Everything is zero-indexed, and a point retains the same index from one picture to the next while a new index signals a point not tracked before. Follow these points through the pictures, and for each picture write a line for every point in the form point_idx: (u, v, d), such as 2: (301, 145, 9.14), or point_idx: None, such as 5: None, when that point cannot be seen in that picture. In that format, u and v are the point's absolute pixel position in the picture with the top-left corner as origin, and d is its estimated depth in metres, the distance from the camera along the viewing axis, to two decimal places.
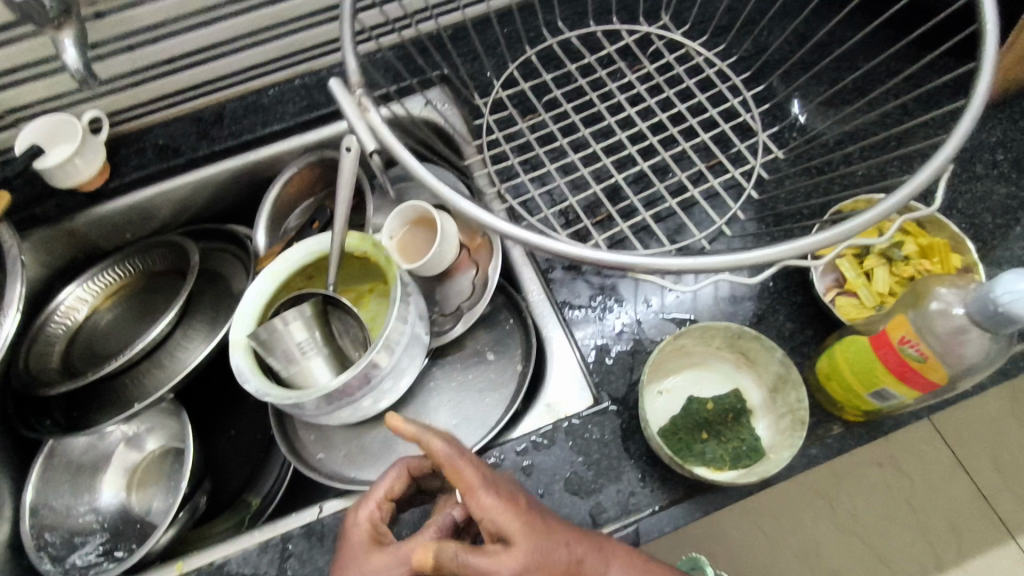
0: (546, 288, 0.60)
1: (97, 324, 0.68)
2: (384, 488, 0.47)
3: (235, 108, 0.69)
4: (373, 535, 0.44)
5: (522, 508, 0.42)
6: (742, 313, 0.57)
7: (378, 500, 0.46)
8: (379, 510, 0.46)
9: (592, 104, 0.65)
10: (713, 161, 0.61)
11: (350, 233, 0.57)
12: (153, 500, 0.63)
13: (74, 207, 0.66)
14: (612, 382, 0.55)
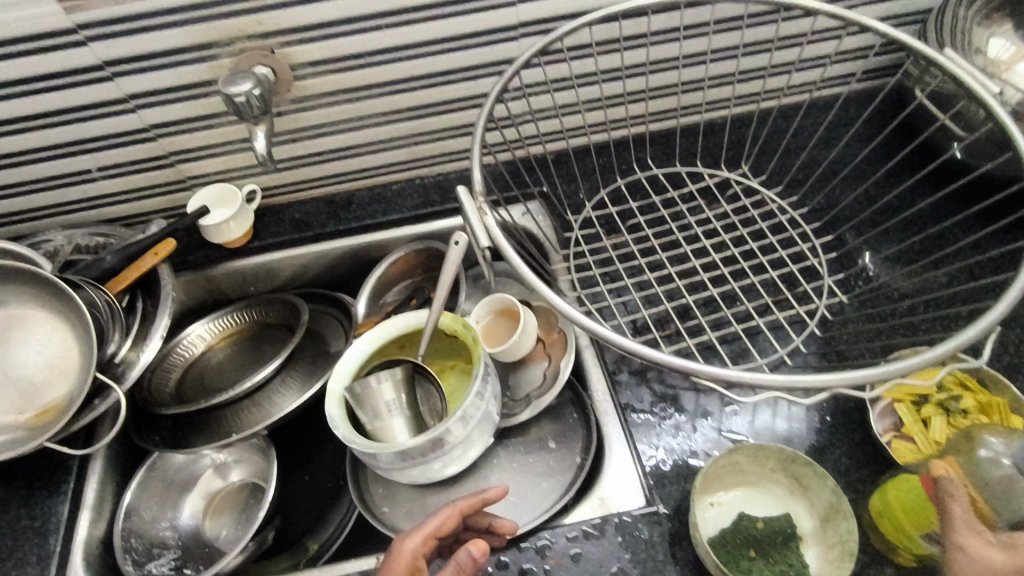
0: (611, 389, 0.64)
1: (211, 360, 0.78)
2: (433, 526, 0.52)
3: (362, 196, 0.81)
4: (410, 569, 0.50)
5: None
6: (797, 441, 0.59)
7: (424, 536, 0.52)
8: (423, 544, 0.51)
9: (671, 232, 0.72)
10: (780, 296, 0.66)
11: (445, 313, 0.65)
12: (222, 529, 0.69)
13: (217, 259, 0.78)
14: (665, 487, 0.58)
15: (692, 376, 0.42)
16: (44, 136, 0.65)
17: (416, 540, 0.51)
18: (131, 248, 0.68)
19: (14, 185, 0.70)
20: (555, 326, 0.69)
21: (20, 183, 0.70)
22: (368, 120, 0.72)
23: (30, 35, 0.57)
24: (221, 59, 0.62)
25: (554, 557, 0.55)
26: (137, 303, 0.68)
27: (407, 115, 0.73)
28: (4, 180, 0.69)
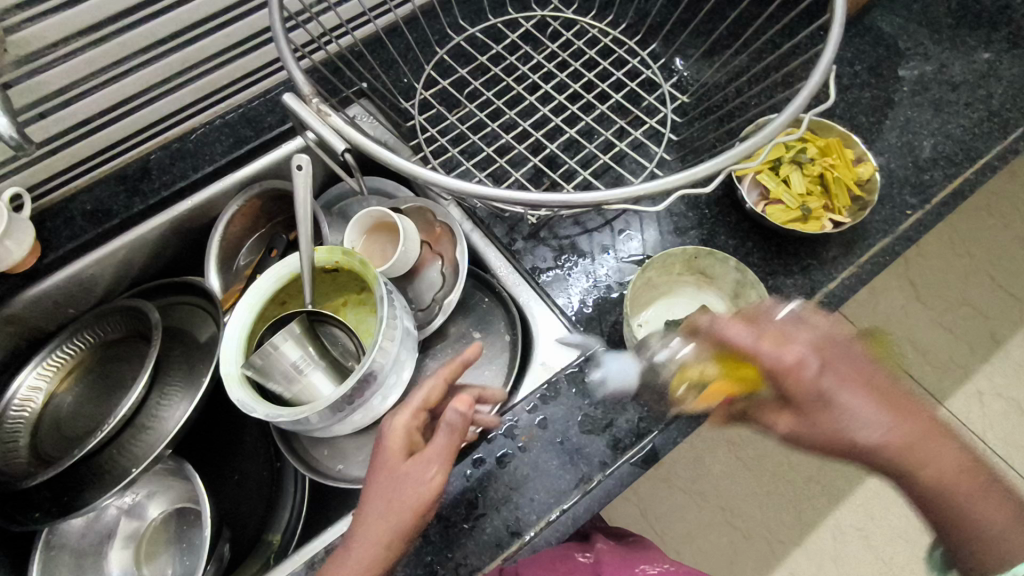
0: (512, 260, 0.63)
1: (61, 407, 0.65)
2: (419, 399, 0.50)
3: (160, 158, 0.69)
4: (406, 445, 0.49)
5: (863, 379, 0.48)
6: (687, 241, 0.63)
7: (413, 409, 0.50)
8: (414, 419, 0.50)
9: (511, 88, 0.69)
10: (631, 116, 0.67)
11: (318, 248, 0.58)
12: (167, 568, 0.62)
13: (9, 291, 0.62)
14: (595, 327, 0.60)
15: (599, 203, 0.42)
16: None
17: (406, 417, 0.49)
18: None
19: None
20: (434, 220, 0.65)
21: None
22: (128, 62, 0.59)
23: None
24: None
25: (524, 432, 0.55)
26: None
27: (174, 44, 0.61)
28: None
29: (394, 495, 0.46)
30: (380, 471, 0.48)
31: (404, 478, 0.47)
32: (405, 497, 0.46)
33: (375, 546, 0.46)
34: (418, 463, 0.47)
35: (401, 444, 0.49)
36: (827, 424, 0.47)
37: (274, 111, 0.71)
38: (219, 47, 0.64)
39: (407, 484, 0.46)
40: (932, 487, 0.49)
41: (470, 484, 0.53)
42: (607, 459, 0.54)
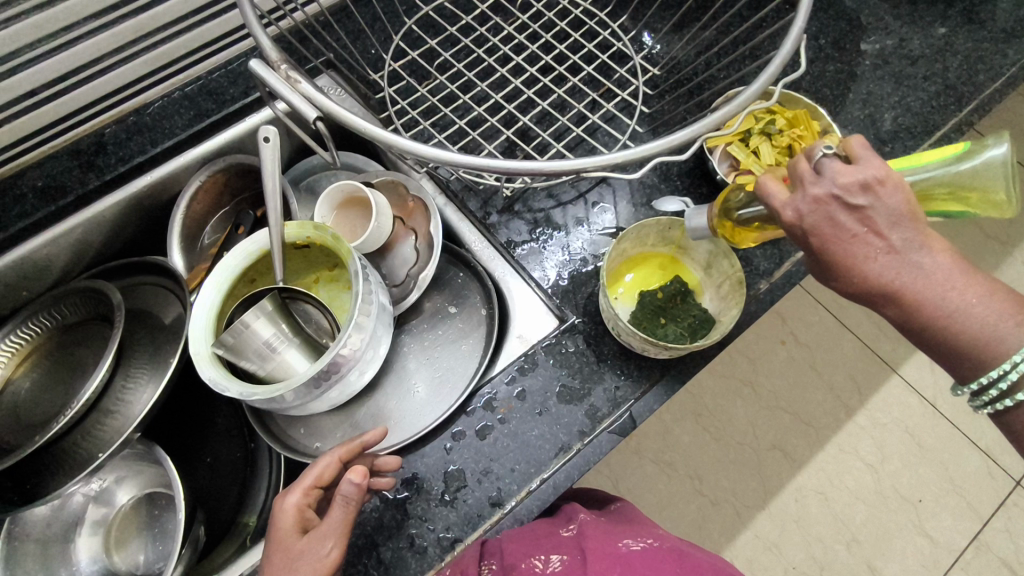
0: (487, 234, 0.63)
1: (18, 392, 0.62)
2: (312, 477, 0.48)
3: (116, 132, 0.66)
4: (299, 523, 0.47)
5: (894, 226, 0.42)
6: (660, 213, 0.63)
7: (305, 487, 0.48)
8: (306, 497, 0.48)
9: (482, 60, 0.68)
10: (603, 88, 0.67)
11: (287, 224, 0.56)
12: (139, 554, 0.60)
13: None
14: (571, 300, 0.60)
15: (578, 171, 0.42)
16: None
17: (295, 495, 0.47)
18: None
19: None
20: (407, 195, 0.64)
21: None
22: (77, 29, 0.56)
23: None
24: None
25: (503, 404, 0.55)
26: None
27: (127, 10, 0.58)
28: None
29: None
30: (270, 559, 0.45)
31: (298, 554, 0.45)
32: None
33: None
34: (310, 542, 0.45)
35: (292, 523, 0.46)
36: (818, 234, 0.43)
37: (237, 82, 0.69)
38: (175, 14, 0.62)
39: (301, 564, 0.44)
40: (922, 290, 0.41)
41: (449, 457, 0.54)
42: (585, 428, 0.54)
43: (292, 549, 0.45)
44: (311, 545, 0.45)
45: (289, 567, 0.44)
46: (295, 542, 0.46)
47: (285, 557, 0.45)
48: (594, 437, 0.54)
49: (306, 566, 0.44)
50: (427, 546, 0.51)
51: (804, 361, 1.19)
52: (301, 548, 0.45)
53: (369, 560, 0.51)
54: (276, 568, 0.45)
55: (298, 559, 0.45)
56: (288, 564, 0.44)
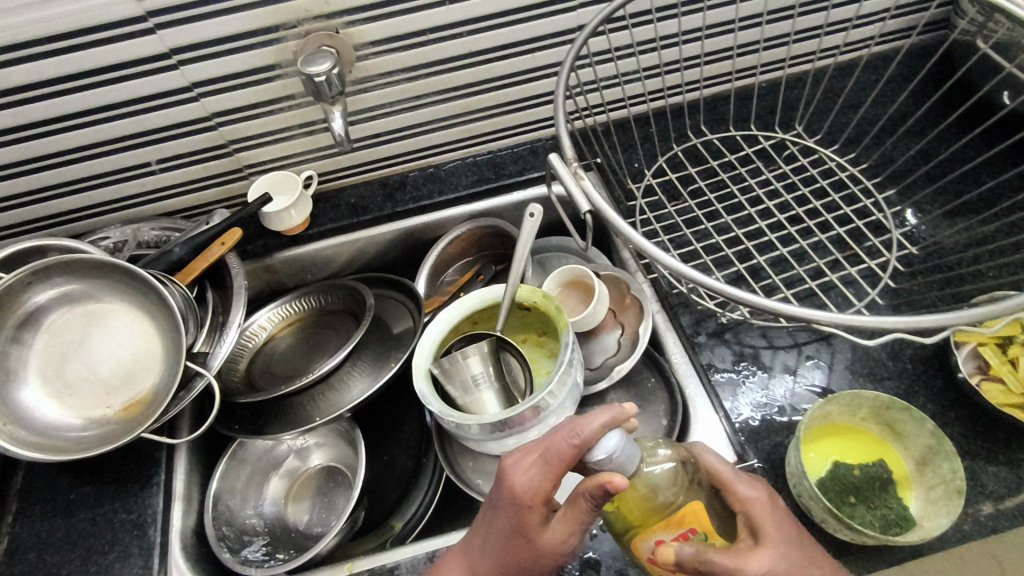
0: (690, 352, 0.65)
1: (275, 349, 0.78)
2: (553, 450, 0.45)
3: (416, 177, 0.82)
4: (543, 497, 0.46)
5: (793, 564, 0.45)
6: (881, 390, 0.60)
7: (546, 463, 0.46)
8: (546, 472, 0.46)
9: (733, 196, 0.73)
10: (850, 251, 0.67)
11: (522, 286, 0.65)
12: (306, 513, 0.69)
13: (277, 248, 0.78)
14: (757, 443, 0.59)
15: (809, 321, 0.43)
16: (120, 126, 0.66)
17: (543, 469, 0.46)
18: (199, 239, 0.69)
19: (87, 178, 0.70)
20: (627, 292, 0.69)
21: (93, 176, 0.70)
22: (425, 98, 0.73)
23: (84, 27, 0.57)
24: (286, 42, 0.63)
25: None
26: (207, 294, 0.69)
27: (463, 92, 0.74)
28: (77, 174, 0.70)
29: (527, 561, 0.48)
30: (507, 541, 0.48)
31: (528, 543, 0.47)
32: (537, 564, 0.47)
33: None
34: (552, 540, 0.46)
35: (538, 514, 0.47)
36: (759, 521, 0.46)
37: (517, 163, 0.82)
38: (495, 102, 0.76)
39: (540, 557, 0.47)
40: None
41: (592, 544, 0.55)
42: None
43: (533, 530, 0.47)
44: (553, 534, 0.46)
45: (535, 548, 0.47)
46: (529, 523, 0.47)
47: (531, 539, 0.47)
48: None
49: (545, 553, 0.47)
50: None
51: None
52: (541, 531, 0.47)
53: None
54: (513, 544, 0.48)
55: (535, 544, 0.47)
56: (529, 544, 0.47)
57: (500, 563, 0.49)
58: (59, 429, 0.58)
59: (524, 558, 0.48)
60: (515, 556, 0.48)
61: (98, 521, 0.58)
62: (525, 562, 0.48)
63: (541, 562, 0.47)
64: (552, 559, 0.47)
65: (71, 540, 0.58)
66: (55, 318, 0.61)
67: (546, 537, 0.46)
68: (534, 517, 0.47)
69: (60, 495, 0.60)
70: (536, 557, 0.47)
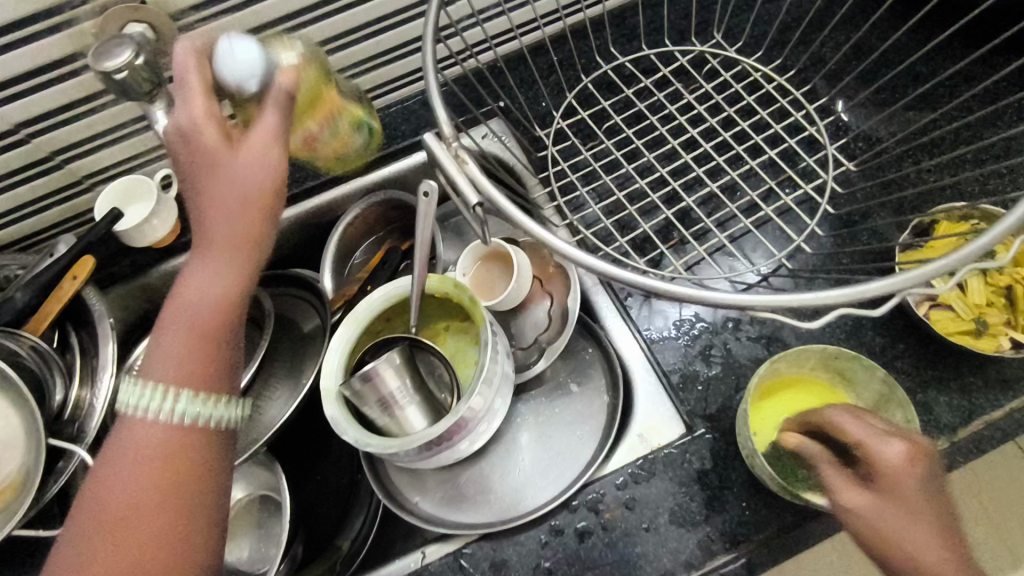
0: (625, 317, 0.60)
1: None
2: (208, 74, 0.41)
3: None
4: (223, 130, 0.40)
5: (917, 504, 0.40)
6: (828, 332, 0.56)
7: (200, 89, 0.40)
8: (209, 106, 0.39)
9: (654, 128, 0.65)
10: (783, 177, 0.60)
11: (431, 276, 0.57)
12: (243, 550, 0.64)
13: (148, 263, 0.68)
14: (703, 408, 0.55)
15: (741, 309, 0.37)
16: None
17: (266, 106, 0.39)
18: (41, 279, 0.58)
19: None
20: (550, 260, 0.63)
21: None
22: None
23: None
24: (82, 23, 0.51)
25: (608, 508, 0.52)
26: (70, 338, 0.60)
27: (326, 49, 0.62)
28: None
29: (227, 232, 0.38)
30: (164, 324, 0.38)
31: (210, 206, 0.38)
32: (207, 346, 0.38)
33: (176, 442, 0.37)
34: (235, 161, 0.38)
35: (220, 132, 0.39)
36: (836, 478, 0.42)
37: (410, 120, 0.71)
38: (368, 54, 0.65)
39: (194, 343, 0.38)
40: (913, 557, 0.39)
41: (543, 552, 0.51)
42: (694, 561, 0.50)
43: (226, 159, 0.38)
44: (248, 163, 0.38)
45: (226, 190, 0.38)
46: (204, 173, 0.39)
47: (219, 189, 0.38)
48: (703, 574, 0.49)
49: (241, 204, 0.38)
50: None
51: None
52: (199, 181, 0.39)
53: None
54: (212, 235, 0.38)
55: (217, 220, 0.38)
56: (212, 244, 0.39)
57: (199, 282, 0.38)
58: None
59: (227, 279, 0.38)
60: (204, 281, 0.38)
61: None
62: (200, 277, 0.38)
63: (225, 310, 0.39)
64: (243, 248, 0.39)
65: None
66: None
67: (228, 171, 0.38)
68: (196, 164, 0.39)
69: None
70: (217, 281, 0.38)
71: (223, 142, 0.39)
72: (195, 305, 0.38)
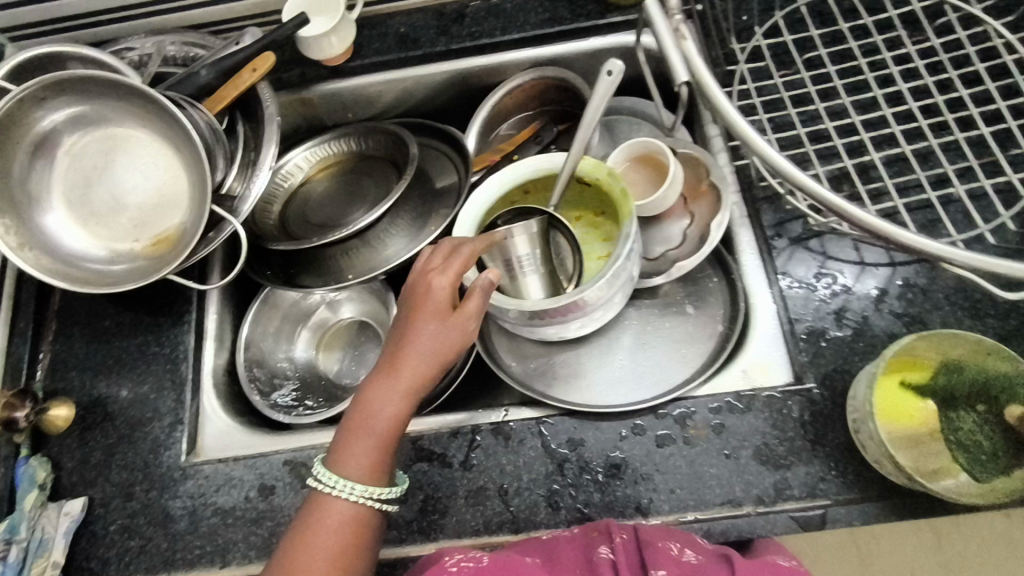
0: (764, 254, 0.57)
1: (312, 191, 0.73)
2: (463, 257, 0.50)
3: (477, 8, 0.70)
4: (449, 301, 0.49)
5: None
6: (982, 328, 0.52)
7: (455, 271, 0.49)
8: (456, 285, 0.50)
9: (858, 72, 0.59)
10: (990, 158, 0.54)
11: (586, 158, 0.56)
12: (336, 363, 0.70)
13: (316, 79, 0.70)
14: (821, 363, 0.53)
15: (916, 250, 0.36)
16: None
17: (450, 283, 0.49)
18: (227, 62, 0.61)
19: None
20: (706, 177, 0.60)
21: None
22: None
23: None
24: None
25: (694, 426, 0.53)
26: (237, 126, 0.63)
27: None
28: None
29: (433, 347, 0.48)
30: (431, 278, 0.49)
31: (439, 330, 0.48)
32: (446, 352, 0.48)
33: (403, 392, 0.47)
34: (439, 292, 0.49)
35: (448, 303, 0.49)
36: None
37: None
38: None
39: (440, 339, 0.48)
40: None
41: (620, 444, 0.53)
42: (766, 497, 0.50)
43: (424, 356, 0.48)
44: (459, 330, 0.49)
45: (424, 377, 0.48)
46: (431, 304, 0.49)
47: (415, 369, 0.48)
48: (771, 511, 0.49)
49: (432, 364, 0.48)
50: (562, 507, 0.51)
51: None
52: (440, 311, 0.49)
53: (495, 483, 0.53)
54: (419, 346, 0.48)
55: (421, 338, 0.48)
56: (406, 368, 0.48)
57: (423, 342, 0.48)
58: (86, 258, 0.58)
59: (438, 358, 0.48)
60: (435, 341, 0.48)
61: (136, 349, 0.62)
62: (399, 388, 0.47)
63: (443, 364, 0.48)
64: (438, 361, 0.48)
65: (113, 364, 0.62)
66: (73, 141, 0.58)
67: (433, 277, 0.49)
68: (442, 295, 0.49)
69: (108, 319, 0.63)
70: (446, 345, 0.48)
71: (449, 297, 0.49)
72: (399, 391, 0.47)
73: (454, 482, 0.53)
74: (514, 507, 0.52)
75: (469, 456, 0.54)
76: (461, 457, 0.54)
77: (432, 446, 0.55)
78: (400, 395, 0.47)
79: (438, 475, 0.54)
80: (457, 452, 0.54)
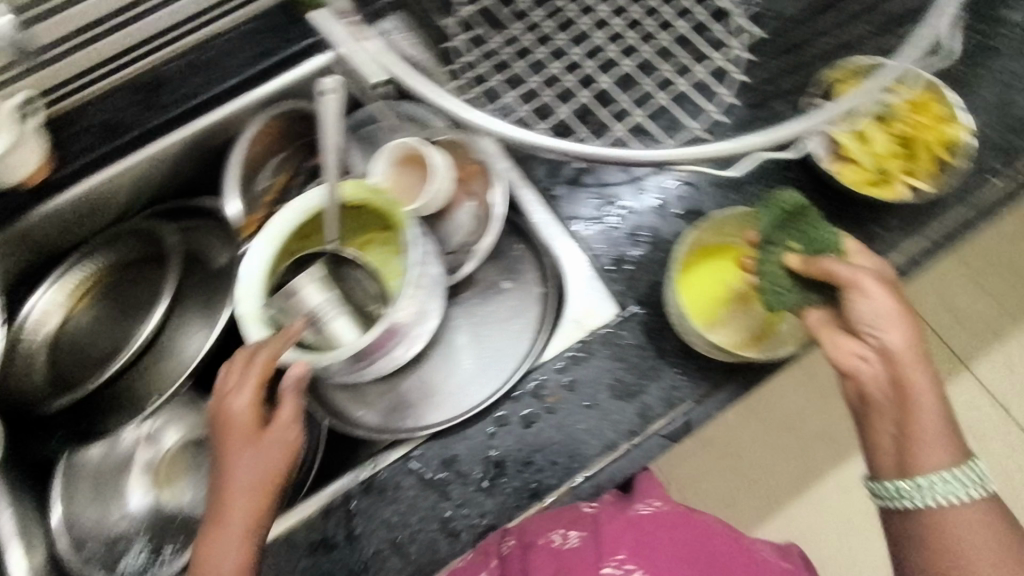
0: (551, 206, 0.59)
1: (76, 326, 0.64)
2: (257, 373, 0.48)
3: (175, 68, 0.63)
4: (253, 418, 0.48)
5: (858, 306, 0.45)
6: (744, 199, 0.57)
7: (251, 387, 0.48)
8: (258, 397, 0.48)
9: (562, 11, 0.62)
10: (695, 50, 0.59)
11: (343, 182, 0.53)
12: (187, 491, 0.60)
13: (19, 206, 0.60)
14: (634, 286, 0.56)
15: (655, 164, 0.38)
16: None
17: (249, 401, 0.48)
18: None
19: None
20: (469, 156, 0.59)
21: None
22: None
23: None
24: None
25: (551, 394, 0.53)
26: None
27: None
28: None
29: (256, 469, 0.47)
30: (226, 403, 0.48)
31: (257, 452, 0.47)
32: (272, 469, 0.47)
33: (239, 530, 0.46)
34: (245, 414, 0.48)
35: (255, 421, 0.48)
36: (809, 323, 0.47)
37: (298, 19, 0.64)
38: None
39: (261, 460, 0.47)
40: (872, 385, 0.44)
41: (491, 443, 0.52)
42: (636, 428, 0.51)
43: (250, 480, 0.47)
44: (275, 443, 0.48)
45: (257, 501, 0.47)
46: (236, 428, 0.48)
47: (246, 498, 0.46)
48: (643, 438, 0.51)
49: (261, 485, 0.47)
50: (461, 531, 0.50)
51: (989, 358, 0.97)
52: (250, 431, 0.48)
53: (387, 540, 0.50)
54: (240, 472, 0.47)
55: (240, 463, 0.47)
56: (234, 503, 0.46)
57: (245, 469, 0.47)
58: None
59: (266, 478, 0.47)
60: (256, 463, 0.47)
61: None
62: (234, 527, 0.46)
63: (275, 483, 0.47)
64: (266, 480, 0.47)
65: None
66: None
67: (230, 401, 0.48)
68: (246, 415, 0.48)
69: None
70: (271, 464, 0.47)
71: (253, 415, 0.48)
72: (236, 526, 0.46)
73: (346, 560, 0.50)
74: (415, 554, 0.50)
75: (351, 527, 0.50)
76: (344, 531, 0.50)
77: (310, 536, 0.50)
78: (238, 533, 0.46)
79: (328, 562, 0.50)
80: (337, 529, 0.50)
